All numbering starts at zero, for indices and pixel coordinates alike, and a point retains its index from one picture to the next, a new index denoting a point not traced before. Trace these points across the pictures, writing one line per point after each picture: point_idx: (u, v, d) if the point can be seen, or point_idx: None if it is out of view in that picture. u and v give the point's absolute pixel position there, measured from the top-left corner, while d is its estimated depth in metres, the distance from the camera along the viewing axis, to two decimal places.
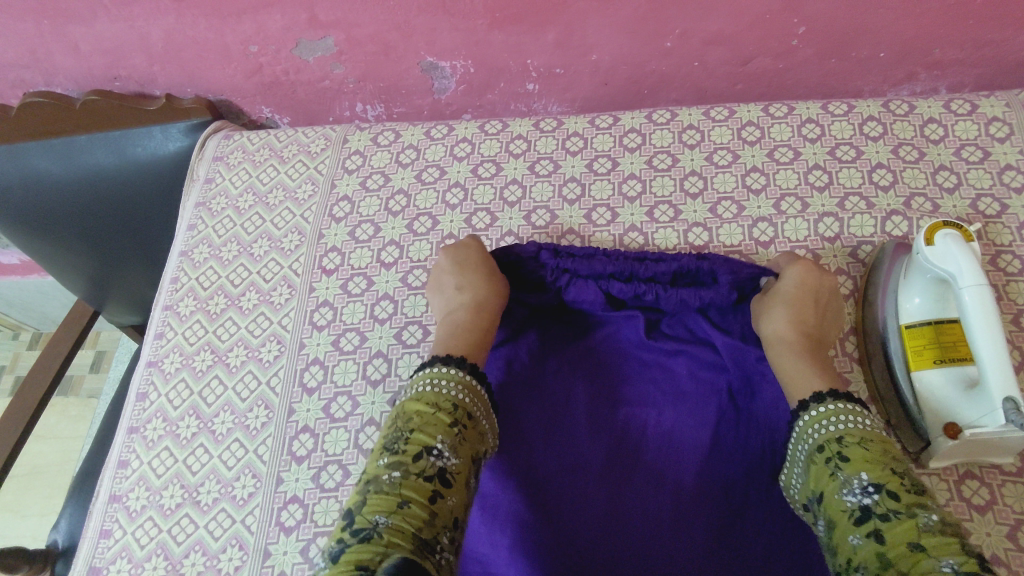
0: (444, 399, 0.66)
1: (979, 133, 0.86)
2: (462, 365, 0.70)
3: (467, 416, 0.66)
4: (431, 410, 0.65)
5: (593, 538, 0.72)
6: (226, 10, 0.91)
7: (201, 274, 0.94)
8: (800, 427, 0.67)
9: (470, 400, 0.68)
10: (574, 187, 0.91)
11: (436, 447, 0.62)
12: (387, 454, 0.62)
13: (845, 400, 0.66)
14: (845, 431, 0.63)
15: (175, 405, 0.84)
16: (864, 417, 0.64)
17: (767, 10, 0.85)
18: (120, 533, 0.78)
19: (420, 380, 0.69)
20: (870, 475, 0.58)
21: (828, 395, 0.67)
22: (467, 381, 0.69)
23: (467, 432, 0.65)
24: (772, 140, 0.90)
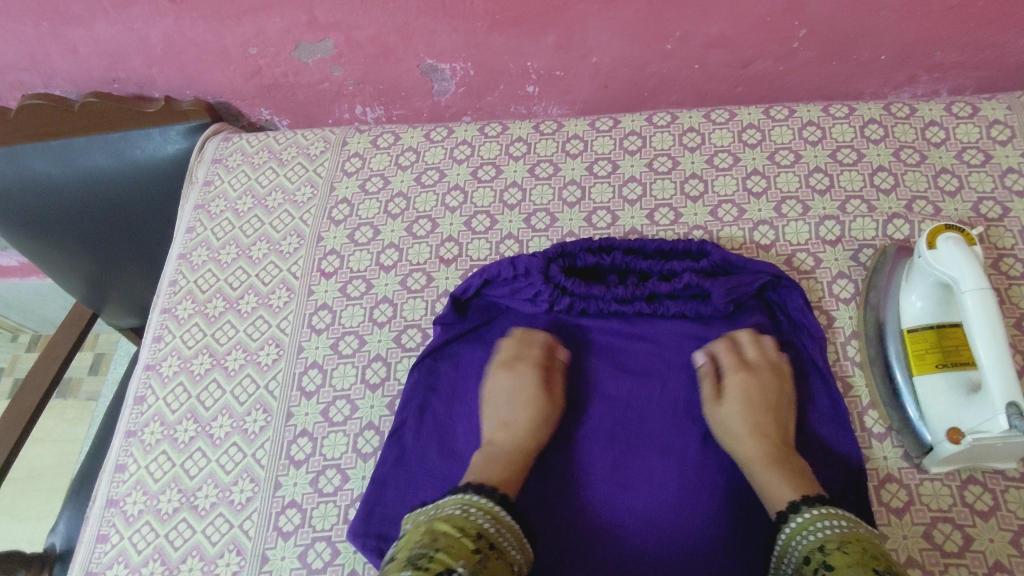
0: (472, 525, 0.60)
1: (980, 136, 0.86)
2: (496, 496, 0.65)
3: (491, 545, 0.59)
4: (460, 535, 0.58)
5: (589, 522, 0.71)
6: (225, 12, 0.91)
7: (200, 276, 0.93)
8: (779, 549, 0.63)
9: (496, 532, 0.61)
10: (574, 190, 0.91)
11: (457, 569, 0.54)
12: (407, 569, 0.54)
13: (820, 506, 0.63)
14: (822, 539, 0.59)
15: (173, 408, 0.84)
16: (844, 520, 0.61)
17: (768, 12, 0.85)
18: (117, 537, 0.77)
19: (451, 506, 0.63)
20: (856, 575, 0.53)
21: (801, 504, 0.64)
22: (493, 510, 0.63)
23: (491, 559, 0.57)
24: (772, 143, 0.89)
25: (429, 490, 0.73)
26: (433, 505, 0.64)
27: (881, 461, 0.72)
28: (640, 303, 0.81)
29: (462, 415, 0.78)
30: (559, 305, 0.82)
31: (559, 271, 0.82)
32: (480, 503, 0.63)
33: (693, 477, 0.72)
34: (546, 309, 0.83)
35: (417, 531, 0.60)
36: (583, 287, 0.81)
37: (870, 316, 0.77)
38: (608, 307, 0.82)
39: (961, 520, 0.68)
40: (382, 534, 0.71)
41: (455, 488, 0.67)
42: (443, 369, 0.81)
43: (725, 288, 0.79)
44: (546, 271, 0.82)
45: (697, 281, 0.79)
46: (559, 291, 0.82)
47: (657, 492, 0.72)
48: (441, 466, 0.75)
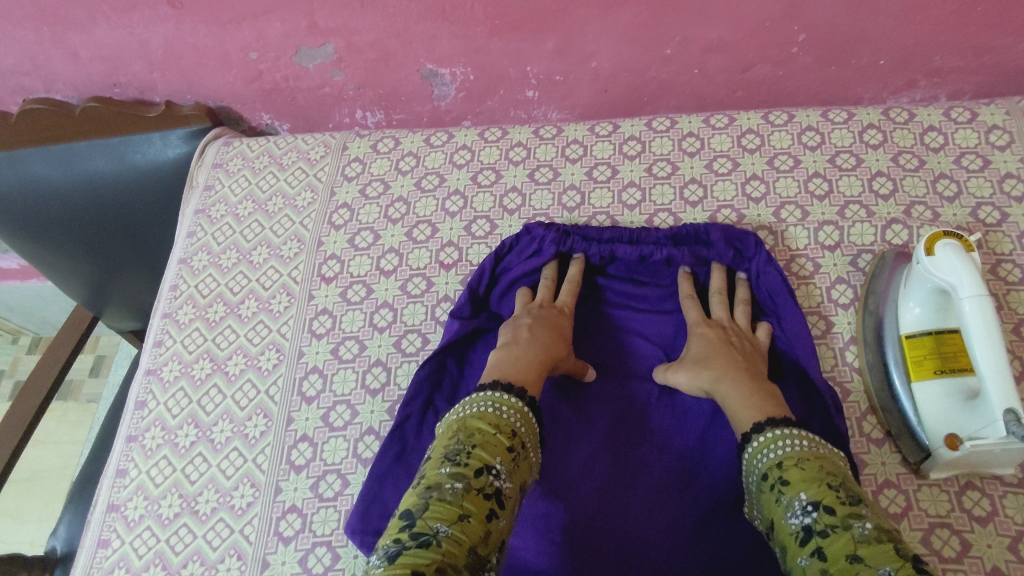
0: (506, 423, 0.64)
1: (978, 142, 0.86)
2: (524, 396, 0.67)
3: (522, 445, 0.63)
4: (494, 432, 0.63)
5: (591, 522, 0.72)
6: (226, 17, 0.91)
7: (200, 281, 0.94)
8: (743, 461, 0.66)
9: (525, 430, 0.65)
10: (574, 195, 0.91)
11: (496, 467, 0.60)
12: (448, 465, 0.60)
13: (784, 425, 0.65)
14: (783, 455, 0.62)
15: (173, 413, 0.84)
16: (804, 437, 0.63)
17: (767, 17, 0.86)
18: (118, 542, 0.78)
19: (475, 403, 0.66)
20: (809, 494, 0.58)
21: (766, 424, 0.65)
22: (524, 411, 0.66)
23: (522, 457, 0.63)
24: (772, 148, 0.90)
25: None
26: (460, 402, 0.68)
27: (879, 466, 0.72)
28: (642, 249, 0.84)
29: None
30: (563, 246, 0.86)
31: (561, 224, 0.87)
32: (510, 402, 0.66)
33: (692, 480, 0.72)
34: (552, 251, 0.85)
35: (450, 427, 0.65)
36: (582, 226, 0.86)
37: (868, 320, 0.77)
38: (611, 249, 0.85)
39: (959, 526, 0.68)
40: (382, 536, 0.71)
41: (478, 385, 0.69)
42: (449, 367, 0.81)
43: (722, 230, 0.83)
44: (549, 224, 0.87)
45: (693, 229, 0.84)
46: (563, 233, 0.86)
47: (659, 493, 0.72)
48: None
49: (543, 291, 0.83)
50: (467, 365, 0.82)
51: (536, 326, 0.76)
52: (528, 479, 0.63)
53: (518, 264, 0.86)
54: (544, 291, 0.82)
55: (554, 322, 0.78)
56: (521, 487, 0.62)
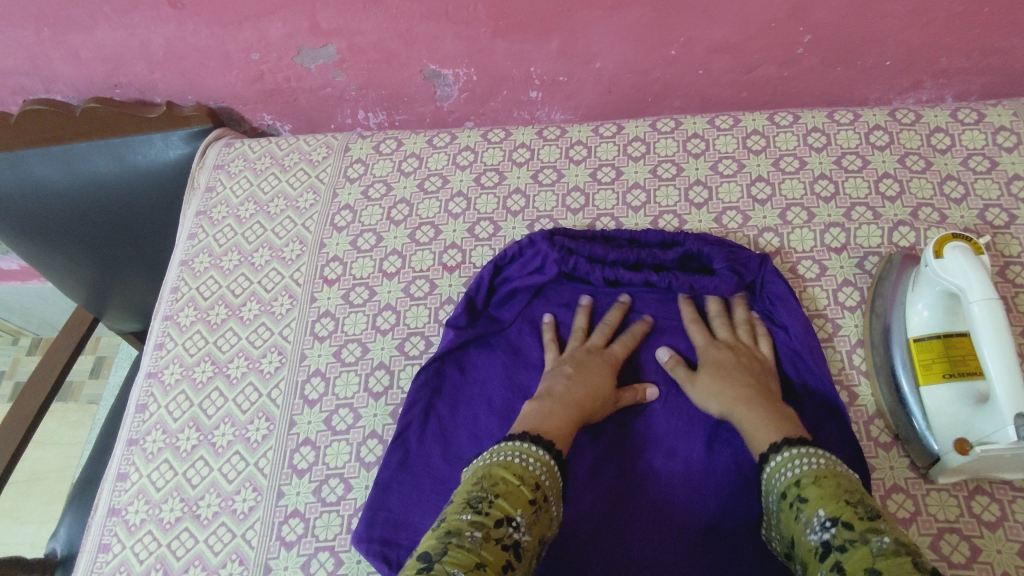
0: (530, 475, 0.61)
1: (986, 143, 0.85)
2: (551, 450, 0.65)
3: (544, 499, 0.61)
4: (517, 484, 0.60)
5: (597, 530, 0.71)
6: (228, 18, 0.91)
7: (201, 283, 0.93)
8: (765, 483, 0.65)
9: (549, 484, 0.62)
10: (578, 197, 0.90)
11: (517, 520, 0.57)
12: (470, 511, 0.57)
13: (800, 444, 0.64)
14: (801, 473, 0.61)
15: (174, 416, 0.84)
16: (822, 456, 0.63)
17: (773, 18, 0.85)
18: (119, 547, 0.77)
19: (506, 450, 0.64)
20: (826, 509, 0.57)
21: (782, 443, 0.65)
22: (549, 466, 0.64)
23: (543, 511, 0.60)
24: (777, 149, 0.89)
25: (432, 497, 0.73)
26: (490, 448, 0.66)
27: (888, 471, 0.71)
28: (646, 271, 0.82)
29: (466, 419, 0.77)
30: (565, 266, 0.82)
31: (563, 239, 0.83)
32: (538, 455, 0.64)
33: (698, 486, 0.72)
34: (554, 272, 0.83)
35: (476, 471, 0.63)
36: (585, 245, 0.83)
37: (875, 324, 0.77)
38: (615, 272, 0.82)
39: (968, 531, 0.67)
40: (385, 540, 0.70)
41: (512, 433, 0.67)
42: (449, 373, 0.80)
43: (726, 254, 0.81)
44: (551, 239, 0.83)
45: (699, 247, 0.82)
46: (565, 252, 0.82)
47: (664, 500, 0.72)
48: (444, 471, 0.74)
49: (597, 335, 0.79)
50: (466, 369, 0.80)
51: (575, 379, 0.74)
52: (545, 535, 0.60)
53: (517, 277, 0.85)
54: (599, 337, 0.79)
55: (599, 374, 0.75)
56: (541, 540, 0.59)
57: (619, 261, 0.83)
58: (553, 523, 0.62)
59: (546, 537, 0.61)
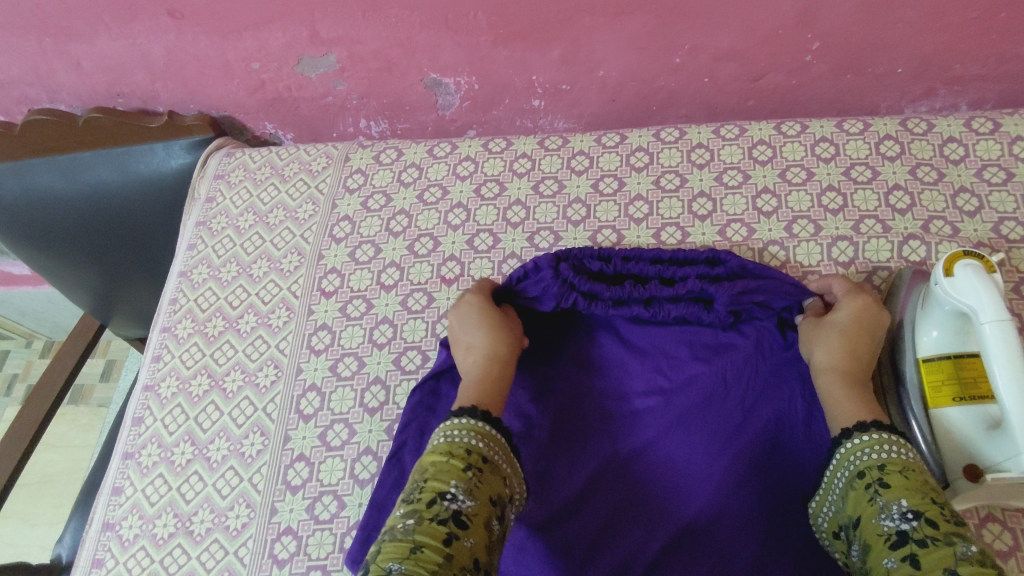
0: (458, 446, 0.62)
1: (1001, 153, 0.83)
2: (476, 414, 0.65)
3: (483, 461, 0.61)
4: (446, 459, 0.60)
5: (595, 538, 0.70)
6: (227, 28, 0.90)
7: (199, 295, 0.92)
8: (837, 455, 0.64)
9: (484, 445, 0.62)
10: (579, 209, 0.89)
11: (450, 491, 0.57)
12: (402, 505, 0.58)
13: (889, 431, 0.63)
14: (886, 458, 0.60)
15: (170, 430, 0.83)
16: (910, 449, 0.62)
17: (780, 25, 0.83)
18: (112, 562, 0.76)
19: (436, 434, 0.65)
20: (910, 501, 0.56)
21: (870, 424, 0.64)
22: (482, 429, 0.64)
23: (483, 474, 0.60)
24: (784, 160, 0.87)
25: None
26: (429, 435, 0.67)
27: None
28: (636, 307, 0.79)
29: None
30: (564, 302, 0.79)
31: (569, 270, 0.79)
32: (464, 424, 0.64)
33: (693, 495, 0.70)
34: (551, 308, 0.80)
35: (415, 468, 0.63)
36: (587, 283, 0.79)
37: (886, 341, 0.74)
38: (605, 311, 0.79)
39: None
40: None
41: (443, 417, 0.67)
42: (443, 391, 0.78)
43: (730, 295, 0.75)
44: (556, 268, 0.79)
45: (701, 287, 0.77)
46: (566, 287, 0.79)
47: (660, 504, 0.71)
48: None
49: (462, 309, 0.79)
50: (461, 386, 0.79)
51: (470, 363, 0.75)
52: (498, 492, 0.60)
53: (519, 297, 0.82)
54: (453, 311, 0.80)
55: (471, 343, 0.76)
56: (493, 501, 0.59)
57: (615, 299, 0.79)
58: (506, 481, 0.62)
59: (502, 496, 0.61)
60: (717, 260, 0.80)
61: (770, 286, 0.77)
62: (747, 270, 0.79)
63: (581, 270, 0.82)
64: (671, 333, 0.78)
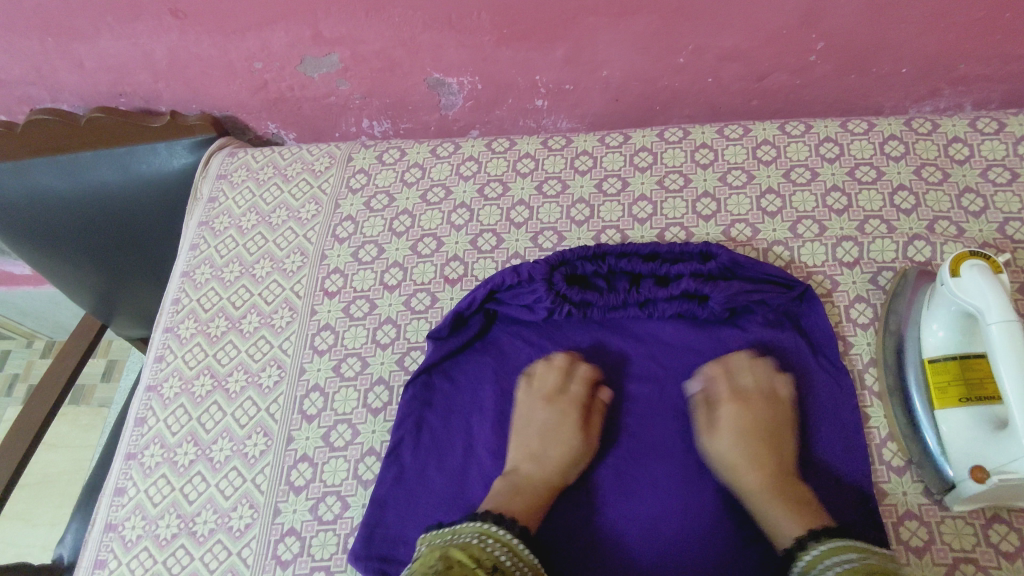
0: (489, 555, 0.60)
1: (1006, 154, 0.82)
2: (513, 527, 0.64)
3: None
4: (474, 565, 0.59)
5: (594, 532, 0.69)
6: (230, 27, 0.90)
7: (202, 295, 0.92)
8: (795, 574, 0.61)
9: (511, 563, 0.61)
10: (583, 209, 0.88)
11: None
12: None
13: (836, 542, 0.61)
14: (843, 569, 0.57)
15: (172, 431, 0.83)
16: (870, 555, 0.59)
17: (784, 25, 0.83)
18: (115, 563, 0.76)
19: (467, 533, 0.64)
20: None
21: (816, 538, 0.62)
22: (514, 544, 0.63)
23: None
24: (788, 160, 0.87)
25: (427, 509, 0.72)
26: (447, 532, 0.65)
27: (901, 496, 0.68)
28: (633, 308, 0.80)
29: (459, 427, 0.77)
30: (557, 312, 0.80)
31: (560, 281, 0.80)
32: (498, 534, 0.63)
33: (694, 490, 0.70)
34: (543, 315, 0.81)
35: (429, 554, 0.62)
36: (578, 293, 0.79)
37: (891, 341, 0.74)
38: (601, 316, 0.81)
39: (985, 562, 0.64)
40: (384, 557, 0.69)
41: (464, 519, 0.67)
42: (437, 383, 0.79)
43: (726, 296, 0.76)
44: (549, 279, 0.79)
45: (695, 287, 0.77)
46: (558, 299, 0.79)
47: (662, 496, 0.70)
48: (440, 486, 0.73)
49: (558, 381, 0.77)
50: (455, 378, 0.80)
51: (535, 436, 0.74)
52: None
53: (509, 304, 0.82)
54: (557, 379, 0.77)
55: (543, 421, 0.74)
56: None
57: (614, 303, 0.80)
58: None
59: None
60: (710, 253, 0.80)
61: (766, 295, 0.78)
62: (738, 264, 0.78)
63: (574, 276, 0.82)
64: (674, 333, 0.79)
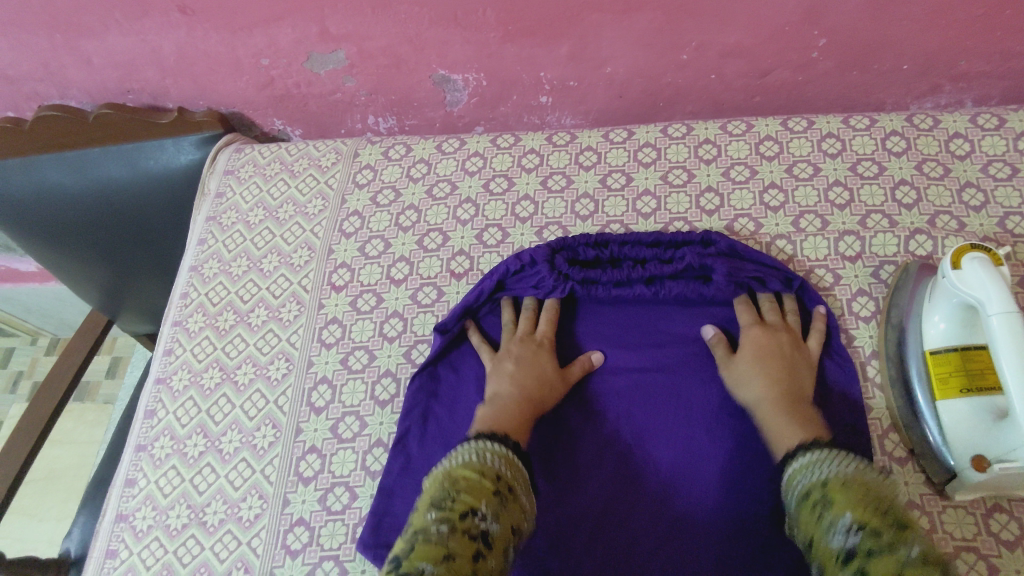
0: (491, 467, 0.63)
1: (1007, 149, 0.83)
2: (509, 443, 0.67)
3: (510, 488, 0.62)
4: (478, 476, 0.61)
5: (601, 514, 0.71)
6: (237, 24, 0.91)
7: (211, 289, 0.93)
8: (787, 479, 0.64)
9: (512, 473, 0.64)
10: (588, 204, 0.89)
11: (482, 510, 0.58)
12: (434, 509, 0.58)
13: (827, 448, 0.63)
14: (828, 475, 0.60)
15: (182, 423, 0.84)
16: (851, 461, 0.61)
17: (787, 21, 0.83)
18: (126, 553, 0.77)
19: (470, 447, 0.65)
20: (853, 514, 0.55)
21: (802, 450, 0.64)
22: (510, 455, 0.65)
23: (510, 499, 0.61)
24: (790, 156, 0.88)
25: None
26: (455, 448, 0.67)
27: (902, 486, 0.69)
28: (638, 286, 0.81)
29: (465, 417, 0.77)
30: (561, 290, 0.81)
31: (564, 262, 0.82)
32: (496, 448, 0.65)
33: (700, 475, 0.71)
34: (548, 291, 0.82)
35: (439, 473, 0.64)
36: (581, 270, 0.81)
37: (891, 334, 0.75)
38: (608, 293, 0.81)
39: (986, 550, 0.65)
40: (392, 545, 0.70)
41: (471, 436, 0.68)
42: (443, 375, 0.81)
43: (729, 267, 0.78)
44: (552, 259, 0.81)
45: (700, 259, 0.79)
46: (562, 277, 0.81)
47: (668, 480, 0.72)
48: None
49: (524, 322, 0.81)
50: (459, 368, 0.81)
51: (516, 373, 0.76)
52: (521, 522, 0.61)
53: (516, 287, 0.84)
54: (526, 325, 0.81)
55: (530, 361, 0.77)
56: (514, 530, 0.60)
57: (620, 282, 0.81)
58: (528, 513, 0.62)
59: (522, 528, 0.61)
60: (709, 240, 0.82)
61: (764, 278, 0.80)
62: (735, 251, 0.81)
63: (576, 261, 0.83)
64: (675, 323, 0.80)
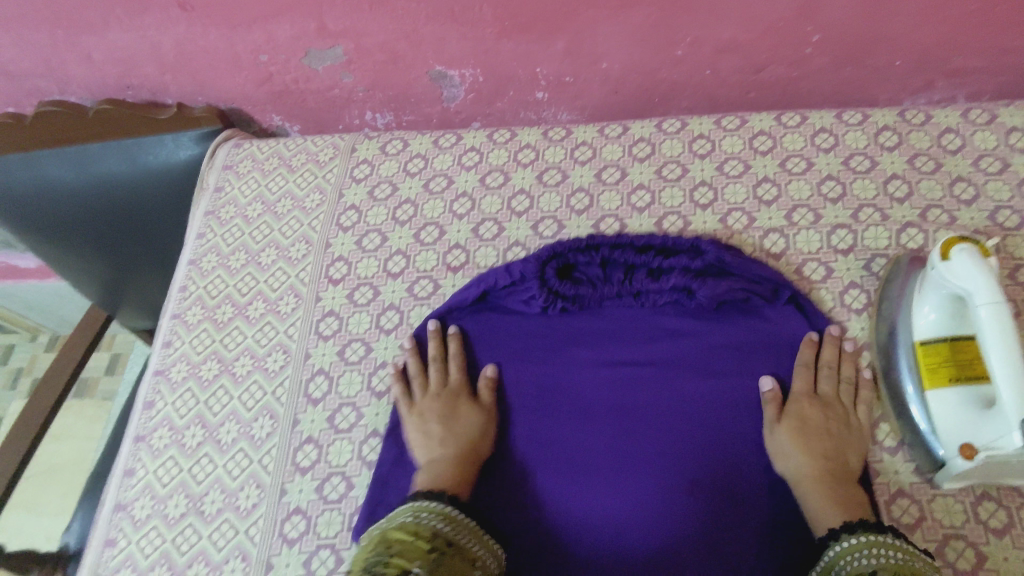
0: (424, 528, 0.61)
1: (998, 143, 0.84)
2: (443, 499, 0.67)
3: (448, 543, 0.61)
4: (412, 538, 0.60)
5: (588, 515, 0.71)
6: (237, 19, 0.91)
7: (209, 282, 0.94)
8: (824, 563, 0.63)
9: (450, 529, 0.63)
10: (583, 198, 0.90)
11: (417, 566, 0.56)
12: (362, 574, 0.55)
13: (875, 533, 0.62)
14: (877, 565, 0.58)
15: (181, 414, 0.85)
16: (899, 551, 0.59)
17: (781, 17, 0.84)
18: (125, 542, 0.78)
19: (401, 514, 0.64)
20: None
21: (857, 526, 0.63)
22: (447, 512, 0.65)
23: (449, 555, 0.59)
24: (784, 150, 0.88)
25: None
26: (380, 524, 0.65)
27: (892, 475, 0.70)
28: (627, 300, 0.82)
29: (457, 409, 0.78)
30: (552, 308, 0.82)
31: (553, 275, 0.82)
32: (432, 507, 0.65)
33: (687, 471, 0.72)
34: (536, 311, 0.83)
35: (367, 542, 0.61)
36: (569, 287, 0.82)
37: (881, 326, 0.76)
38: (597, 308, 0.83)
39: (974, 537, 0.66)
40: None
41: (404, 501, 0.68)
42: (436, 369, 0.81)
43: (713, 292, 0.78)
44: (541, 274, 0.82)
45: (686, 281, 0.79)
46: (553, 296, 0.81)
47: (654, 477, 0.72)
48: None
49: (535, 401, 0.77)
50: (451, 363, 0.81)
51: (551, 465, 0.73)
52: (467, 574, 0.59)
53: (506, 298, 0.85)
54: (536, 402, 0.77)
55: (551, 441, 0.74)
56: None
57: (610, 294, 0.82)
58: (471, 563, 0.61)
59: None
60: (698, 247, 0.82)
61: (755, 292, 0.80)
62: (723, 263, 0.80)
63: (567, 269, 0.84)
64: (664, 322, 0.81)
